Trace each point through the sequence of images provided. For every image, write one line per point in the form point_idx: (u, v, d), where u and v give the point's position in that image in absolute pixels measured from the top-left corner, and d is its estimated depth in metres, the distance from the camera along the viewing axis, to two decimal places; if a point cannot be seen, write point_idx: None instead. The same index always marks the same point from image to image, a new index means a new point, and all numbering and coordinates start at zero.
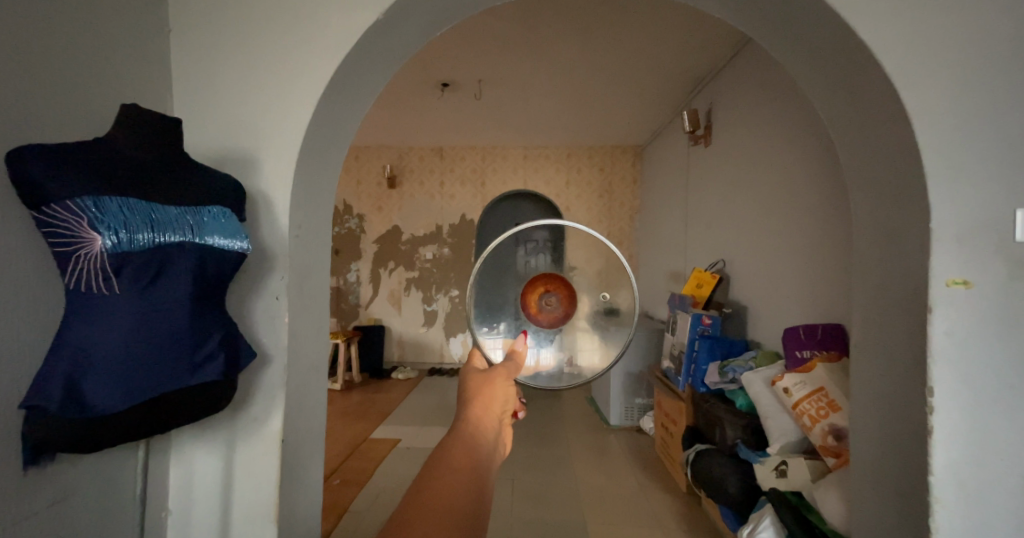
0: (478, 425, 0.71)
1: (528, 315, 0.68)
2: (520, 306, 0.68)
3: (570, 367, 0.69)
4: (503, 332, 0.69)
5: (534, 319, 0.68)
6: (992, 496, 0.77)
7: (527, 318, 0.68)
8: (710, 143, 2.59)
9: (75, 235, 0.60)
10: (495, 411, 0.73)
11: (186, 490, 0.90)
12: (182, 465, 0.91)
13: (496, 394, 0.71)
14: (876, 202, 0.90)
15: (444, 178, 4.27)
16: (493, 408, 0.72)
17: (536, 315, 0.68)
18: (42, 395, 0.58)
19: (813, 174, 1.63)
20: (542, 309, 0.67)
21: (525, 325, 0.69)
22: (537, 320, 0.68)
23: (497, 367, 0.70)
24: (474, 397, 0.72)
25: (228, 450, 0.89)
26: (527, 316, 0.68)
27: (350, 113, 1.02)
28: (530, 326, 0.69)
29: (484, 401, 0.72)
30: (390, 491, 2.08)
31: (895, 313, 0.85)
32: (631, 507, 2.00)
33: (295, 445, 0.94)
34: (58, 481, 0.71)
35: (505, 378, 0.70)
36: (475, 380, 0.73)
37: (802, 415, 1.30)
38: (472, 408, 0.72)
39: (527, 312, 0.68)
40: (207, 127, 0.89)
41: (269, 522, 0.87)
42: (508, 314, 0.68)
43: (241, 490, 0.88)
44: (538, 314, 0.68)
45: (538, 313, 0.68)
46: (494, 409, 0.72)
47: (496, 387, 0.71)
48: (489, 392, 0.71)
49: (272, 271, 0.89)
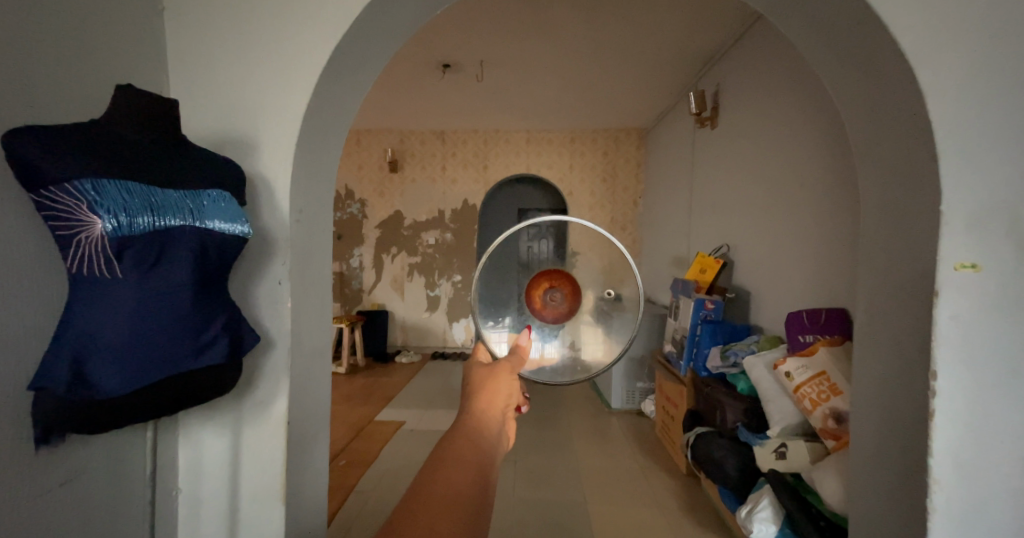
0: (482, 417, 0.69)
1: (532, 310, 0.68)
2: (524, 301, 0.68)
3: (575, 360, 0.70)
4: (508, 326, 0.69)
5: (538, 314, 0.68)
6: (991, 477, 0.77)
7: (532, 313, 0.69)
8: (716, 125, 2.55)
9: (75, 218, 0.60)
10: (499, 405, 0.71)
11: (195, 469, 0.92)
12: (191, 445, 0.92)
13: (501, 389, 0.71)
14: (883, 186, 0.89)
15: (447, 163, 4.23)
16: (497, 402, 0.71)
17: (540, 311, 0.68)
18: (51, 376, 0.60)
19: (821, 157, 1.61)
20: (546, 304, 0.68)
21: (529, 319, 0.69)
22: (541, 315, 0.68)
23: (501, 361, 0.71)
24: (477, 390, 0.71)
25: (236, 431, 0.91)
26: (531, 311, 0.68)
27: (351, 96, 1.01)
28: (534, 320, 0.69)
29: (487, 395, 0.70)
30: (394, 473, 2.11)
31: (900, 297, 0.84)
32: (633, 488, 2.03)
33: (301, 427, 0.95)
34: (68, 460, 0.73)
35: (509, 373, 0.70)
36: (477, 375, 0.72)
37: (803, 399, 1.32)
38: (477, 401, 0.70)
39: (531, 307, 0.68)
40: (202, 109, 0.88)
41: (277, 501, 0.89)
42: (511, 308, 0.68)
43: (249, 470, 0.90)
44: (542, 309, 0.68)
45: (543, 308, 0.68)
46: (499, 403, 0.71)
47: (499, 381, 0.70)
48: (492, 387, 0.71)
49: (277, 256, 0.89)
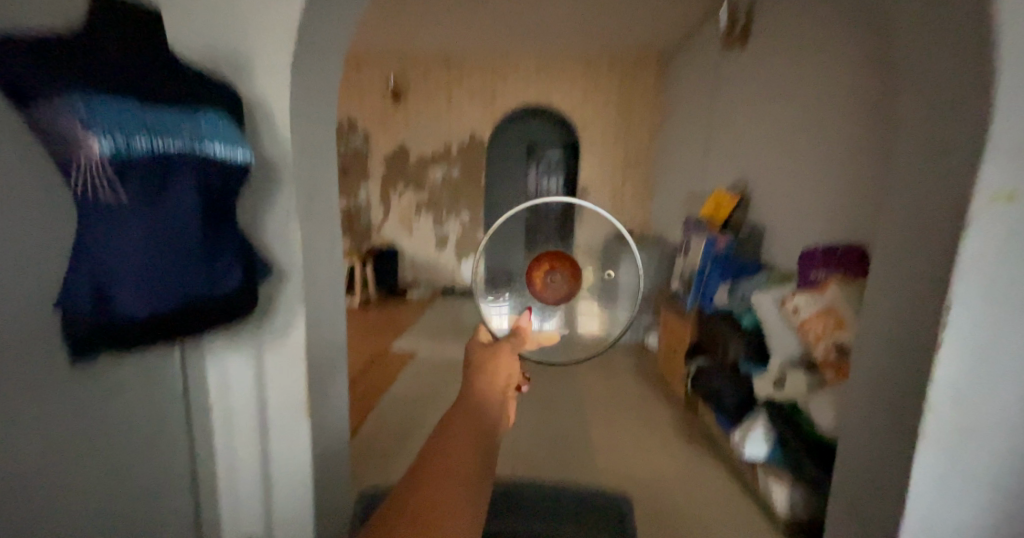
0: (481, 396, 0.55)
1: (532, 290, 0.56)
2: (523, 280, 0.55)
3: (573, 338, 0.58)
4: (507, 304, 0.57)
5: (539, 295, 0.55)
6: (994, 411, 0.78)
7: (532, 294, 0.56)
8: (745, 46, 2.33)
9: (67, 134, 0.55)
10: (500, 385, 0.58)
11: (223, 391, 0.98)
12: (217, 368, 0.97)
13: (500, 368, 0.58)
14: (928, 115, 0.82)
15: (453, 90, 4.00)
16: (500, 380, 0.58)
17: (541, 292, 0.55)
18: (72, 301, 0.60)
19: (858, 84, 1.49)
20: (548, 285, 0.54)
21: (530, 301, 0.57)
22: (542, 297, 0.55)
23: (500, 341, 0.58)
24: (474, 369, 0.58)
25: (257, 357, 0.96)
26: (532, 292, 0.56)
27: (347, 18, 0.93)
28: (535, 302, 0.56)
29: (488, 372, 0.57)
30: (408, 402, 2.25)
31: (931, 234, 0.80)
32: (635, 418, 2.13)
33: (317, 356, 1.01)
34: (102, 373, 0.78)
35: (510, 353, 0.58)
36: (476, 354, 0.60)
37: (807, 332, 1.33)
38: (473, 377, 0.58)
39: (531, 287, 0.55)
40: (184, 25, 0.81)
41: (303, 417, 0.98)
42: (509, 285, 0.56)
43: (274, 392, 0.97)
44: (544, 291, 0.55)
45: (544, 290, 0.55)
46: (498, 384, 0.57)
47: (500, 361, 0.58)
48: (492, 365, 0.58)
49: (276, 185, 0.87)
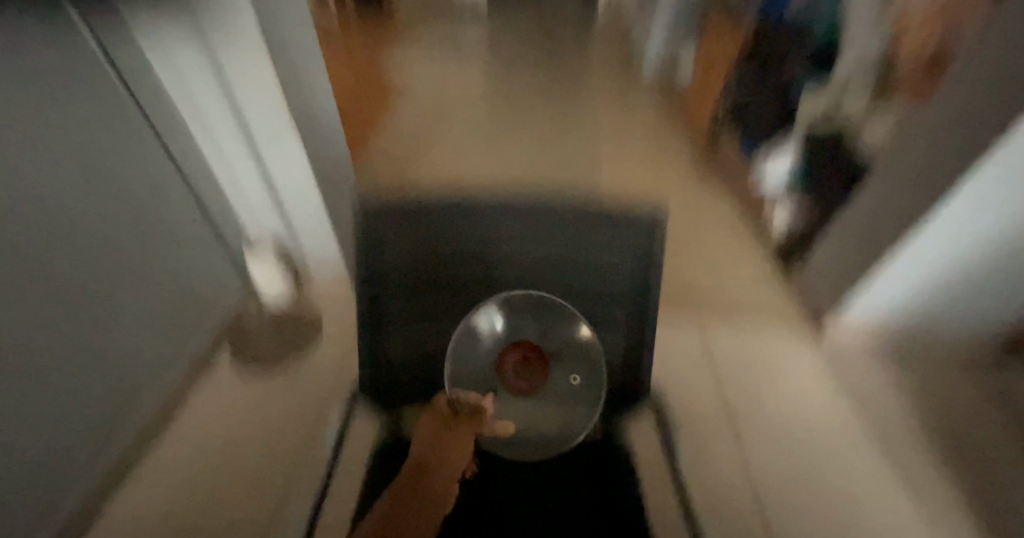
0: (421, 483, 0.59)
1: (502, 376, 0.70)
2: (496, 369, 0.70)
3: (543, 442, 0.68)
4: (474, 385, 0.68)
5: (510, 384, 0.70)
6: None
7: (500, 379, 0.70)
8: None
9: None
10: (453, 471, 0.63)
11: (174, 73, 0.91)
12: (152, 44, 0.86)
13: (456, 445, 0.64)
14: None
15: None
16: (444, 468, 0.62)
17: (514, 381, 0.70)
18: None
19: None
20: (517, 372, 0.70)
21: (497, 385, 0.70)
22: (513, 385, 0.70)
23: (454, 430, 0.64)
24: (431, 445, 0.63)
25: (217, 65, 0.87)
26: (501, 376, 0.70)
27: None
28: (503, 388, 0.70)
29: (440, 449, 0.63)
30: None
31: None
32: None
33: (292, 75, 0.95)
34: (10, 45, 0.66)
35: (468, 434, 0.65)
36: (428, 436, 0.64)
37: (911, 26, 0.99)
38: (410, 474, 0.60)
39: (502, 374, 0.70)
40: None
41: (293, 141, 1.00)
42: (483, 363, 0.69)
43: (250, 111, 0.95)
44: (515, 379, 0.70)
45: (516, 380, 0.70)
46: (454, 464, 0.63)
47: (456, 443, 0.64)
48: (449, 444, 0.64)
49: None
